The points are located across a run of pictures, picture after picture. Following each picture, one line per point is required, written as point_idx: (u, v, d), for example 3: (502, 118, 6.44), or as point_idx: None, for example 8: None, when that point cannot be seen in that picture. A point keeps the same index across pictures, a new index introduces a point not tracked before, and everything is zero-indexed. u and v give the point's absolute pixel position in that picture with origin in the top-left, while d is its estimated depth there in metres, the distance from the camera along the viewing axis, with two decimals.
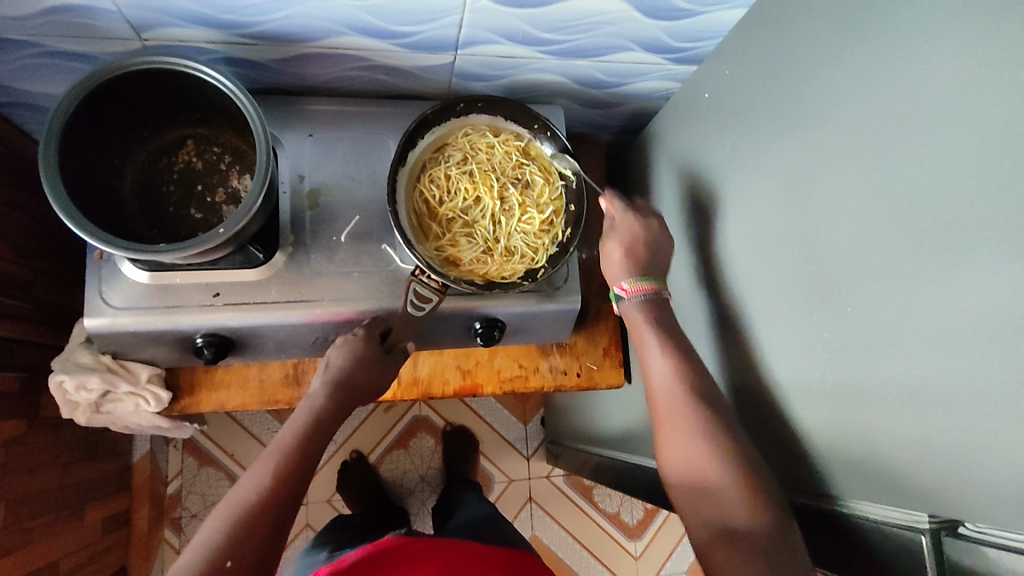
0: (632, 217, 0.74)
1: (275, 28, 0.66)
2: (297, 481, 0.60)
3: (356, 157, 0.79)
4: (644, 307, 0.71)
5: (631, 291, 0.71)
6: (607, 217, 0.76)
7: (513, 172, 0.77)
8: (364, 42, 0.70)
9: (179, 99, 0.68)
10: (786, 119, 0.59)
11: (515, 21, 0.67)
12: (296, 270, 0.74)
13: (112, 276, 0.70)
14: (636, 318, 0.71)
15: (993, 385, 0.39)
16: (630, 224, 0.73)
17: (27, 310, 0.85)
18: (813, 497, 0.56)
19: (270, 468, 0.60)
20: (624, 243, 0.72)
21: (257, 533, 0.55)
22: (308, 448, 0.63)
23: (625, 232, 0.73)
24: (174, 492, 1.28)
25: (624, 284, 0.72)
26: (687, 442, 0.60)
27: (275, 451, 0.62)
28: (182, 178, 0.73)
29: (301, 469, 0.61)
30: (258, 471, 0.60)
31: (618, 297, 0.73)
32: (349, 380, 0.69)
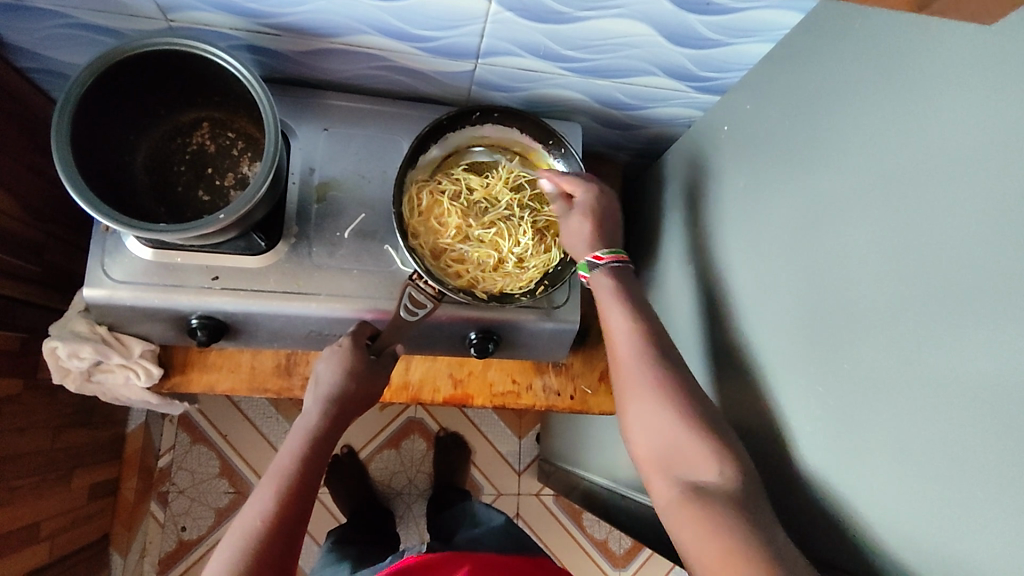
0: (593, 188, 0.72)
1: (299, 21, 0.67)
2: (300, 505, 0.60)
3: (369, 156, 0.79)
4: (612, 274, 0.68)
5: (607, 260, 0.69)
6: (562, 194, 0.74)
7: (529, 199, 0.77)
8: (385, 42, 0.70)
9: (199, 81, 0.69)
10: (803, 163, 0.58)
11: (538, 36, 0.67)
12: (297, 262, 0.74)
13: (115, 248, 0.71)
14: (601, 285, 0.68)
15: (1004, 464, 0.37)
16: (592, 195, 0.72)
17: (35, 272, 0.87)
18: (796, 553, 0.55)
19: (274, 494, 0.60)
20: (592, 216, 0.70)
21: (265, 563, 0.55)
22: (308, 471, 0.63)
23: (590, 205, 0.71)
24: (164, 466, 1.29)
25: (598, 253, 0.69)
26: (652, 413, 0.58)
27: (273, 476, 0.61)
28: (193, 160, 0.73)
29: (302, 492, 0.61)
30: (262, 499, 0.59)
31: (586, 266, 0.69)
32: (344, 393, 0.68)
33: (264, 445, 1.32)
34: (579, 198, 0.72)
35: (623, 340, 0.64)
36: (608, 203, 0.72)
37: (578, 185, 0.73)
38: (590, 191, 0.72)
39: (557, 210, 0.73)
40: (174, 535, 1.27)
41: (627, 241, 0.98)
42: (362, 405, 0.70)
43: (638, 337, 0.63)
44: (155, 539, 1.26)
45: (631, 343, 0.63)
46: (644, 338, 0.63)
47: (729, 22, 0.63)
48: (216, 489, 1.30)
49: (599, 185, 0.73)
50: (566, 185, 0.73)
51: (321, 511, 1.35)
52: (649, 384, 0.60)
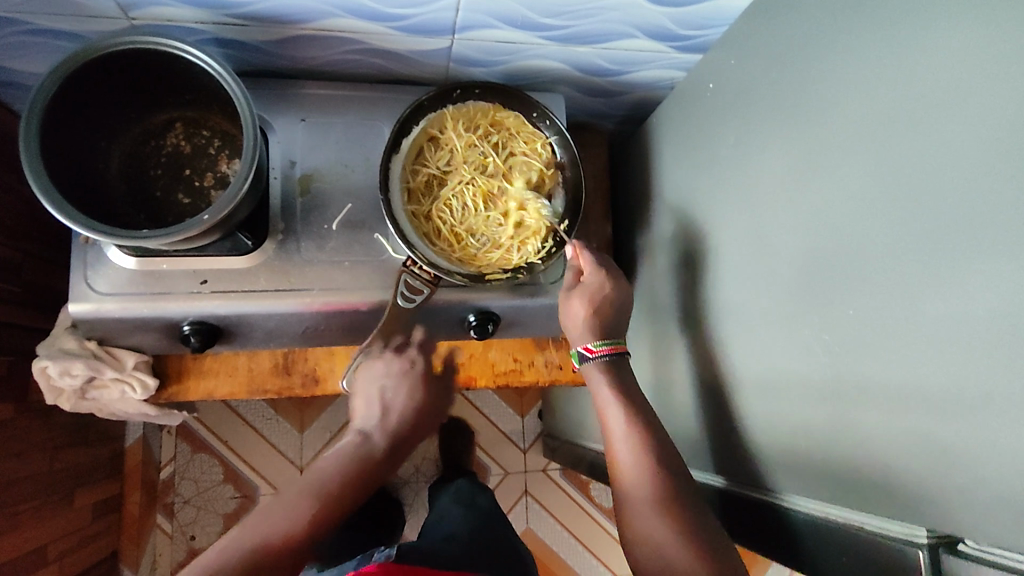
0: (602, 275, 0.73)
1: (266, 9, 0.64)
2: (329, 511, 0.59)
3: (350, 144, 0.77)
4: (603, 366, 0.70)
5: (598, 352, 0.70)
6: (574, 269, 0.75)
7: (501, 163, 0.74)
8: (358, 24, 0.68)
9: (168, 80, 0.66)
10: (791, 114, 0.57)
11: (514, 5, 0.65)
12: (286, 258, 0.72)
13: (96, 258, 0.69)
14: (595, 379, 0.70)
15: (1009, 398, 0.36)
16: (599, 282, 0.73)
17: (15, 293, 0.84)
18: (796, 501, 0.56)
19: (302, 500, 0.58)
20: (593, 304, 0.72)
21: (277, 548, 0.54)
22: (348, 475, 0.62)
23: (593, 291, 0.72)
24: (167, 478, 1.28)
25: (590, 344, 0.71)
26: (647, 519, 0.58)
27: (307, 486, 0.60)
28: (169, 162, 0.71)
29: (332, 502, 0.60)
30: (291, 502, 0.58)
31: (579, 355, 0.72)
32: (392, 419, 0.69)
33: (266, 447, 1.32)
34: (587, 281, 0.73)
35: (623, 451, 0.64)
36: (614, 294, 0.73)
37: (590, 267, 0.74)
38: (598, 276, 0.73)
39: (565, 284, 0.75)
40: (185, 545, 1.26)
41: (616, 210, 0.97)
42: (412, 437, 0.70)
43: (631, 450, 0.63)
44: (165, 551, 1.25)
45: (627, 450, 0.63)
46: (644, 448, 0.63)
47: None
48: (222, 496, 1.29)
49: (610, 273, 0.74)
50: (581, 263, 0.75)
51: None
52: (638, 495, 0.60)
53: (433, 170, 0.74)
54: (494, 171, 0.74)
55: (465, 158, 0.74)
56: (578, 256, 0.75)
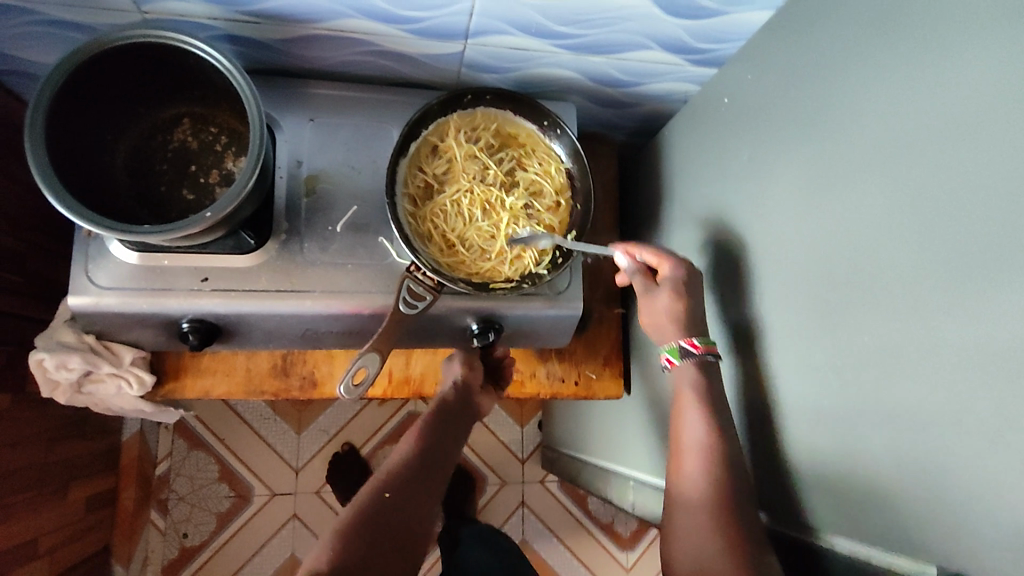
0: (682, 265, 0.69)
1: (279, 8, 0.64)
2: (406, 488, 0.63)
3: (358, 146, 0.76)
4: (700, 366, 0.64)
5: (702, 349, 0.65)
6: (645, 267, 0.71)
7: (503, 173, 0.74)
8: (370, 26, 0.67)
9: (177, 75, 0.65)
10: (807, 132, 0.56)
11: (528, 12, 0.64)
12: (288, 259, 0.72)
13: (99, 253, 0.68)
14: (686, 378, 0.64)
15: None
16: (682, 273, 0.69)
17: (17, 283, 0.84)
18: (818, 534, 0.52)
19: (379, 478, 0.63)
20: (682, 295, 0.67)
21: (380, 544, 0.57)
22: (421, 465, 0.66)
23: (678, 283, 0.68)
24: (162, 473, 1.28)
25: (694, 340, 0.65)
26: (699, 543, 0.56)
27: (382, 468, 0.65)
28: (175, 158, 0.70)
29: (407, 480, 0.63)
30: (369, 483, 0.63)
31: (675, 352, 0.66)
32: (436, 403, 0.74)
33: (263, 446, 1.32)
34: (666, 274, 0.69)
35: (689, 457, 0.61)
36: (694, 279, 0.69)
37: (666, 260, 0.70)
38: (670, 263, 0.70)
39: (639, 284, 0.70)
40: (177, 542, 1.27)
41: (625, 222, 0.96)
42: (461, 416, 0.74)
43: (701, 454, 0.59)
44: (157, 547, 1.26)
45: (695, 456, 0.60)
46: (710, 453, 0.59)
47: None
48: (216, 495, 1.29)
49: (686, 262, 0.70)
50: (650, 259, 0.71)
51: (323, 509, 1.32)
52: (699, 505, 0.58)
53: (433, 175, 0.73)
54: (495, 179, 0.74)
55: (466, 164, 0.73)
56: (636, 254, 0.72)
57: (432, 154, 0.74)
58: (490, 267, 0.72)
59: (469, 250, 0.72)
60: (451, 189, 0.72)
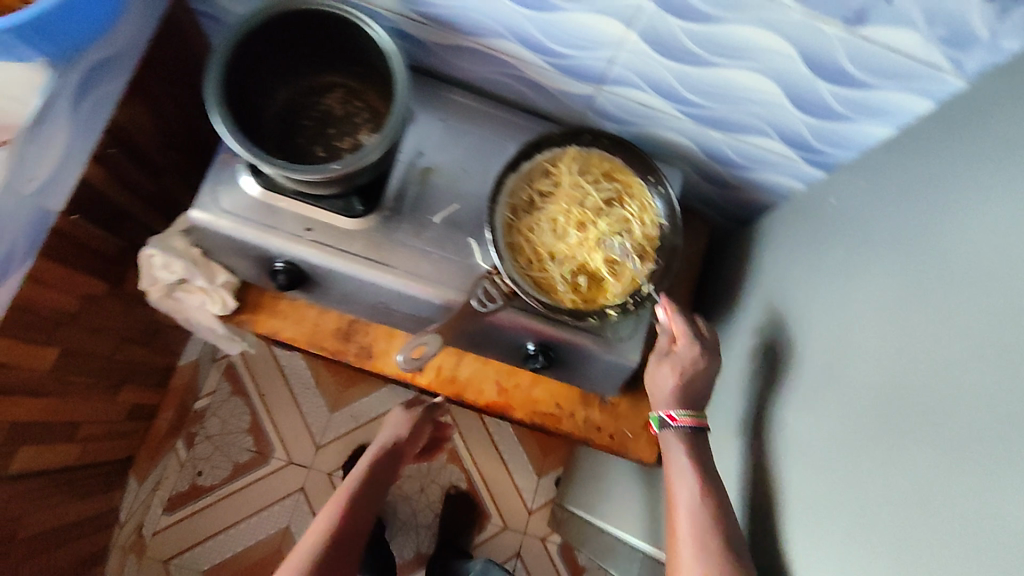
0: (695, 347, 0.73)
1: (449, 16, 0.72)
2: (345, 539, 0.74)
3: (475, 153, 0.82)
4: (682, 437, 0.71)
5: (681, 423, 0.72)
6: (667, 333, 0.75)
7: (602, 210, 0.78)
8: (521, 52, 0.75)
9: (346, 49, 0.74)
10: (902, 244, 0.57)
11: (666, 73, 0.70)
12: (385, 233, 0.77)
13: (226, 180, 0.76)
14: (671, 448, 0.71)
15: None
16: (692, 356, 0.73)
17: (149, 192, 0.94)
18: None
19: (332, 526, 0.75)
20: (683, 374, 0.73)
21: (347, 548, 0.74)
22: (360, 503, 0.79)
23: (684, 363, 0.73)
24: (200, 408, 1.34)
25: (674, 414, 0.72)
26: None
27: (316, 536, 0.73)
28: (320, 118, 0.78)
29: (348, 537, 0.75)
30: (311, 548, 0.72)
31: (659, 420, 0.73)
32: (375, 454, 0.88)
33: (296, 415, 1.37)
34: (677, 351, 0.74)
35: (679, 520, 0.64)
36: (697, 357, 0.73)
37: (684, 337, 0.74)
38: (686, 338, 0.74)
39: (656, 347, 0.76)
40: (190, 478, 1.31)
41: (699, 299, 0.97)
42: (393, 462, 0.89)
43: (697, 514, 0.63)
44: (172, 476, 1.31)
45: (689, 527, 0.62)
46: None
47: (857, 97, 0.64)
48: (239, 445, 1.34)
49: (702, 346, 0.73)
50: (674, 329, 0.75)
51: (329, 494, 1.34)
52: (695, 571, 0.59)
53: (538, 195, 0.78)
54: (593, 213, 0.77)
55: (571, 194, 0.78)
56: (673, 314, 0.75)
57: (543, 178, 0.79)
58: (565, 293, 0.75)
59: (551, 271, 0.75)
60: (550, 212, 0.77)
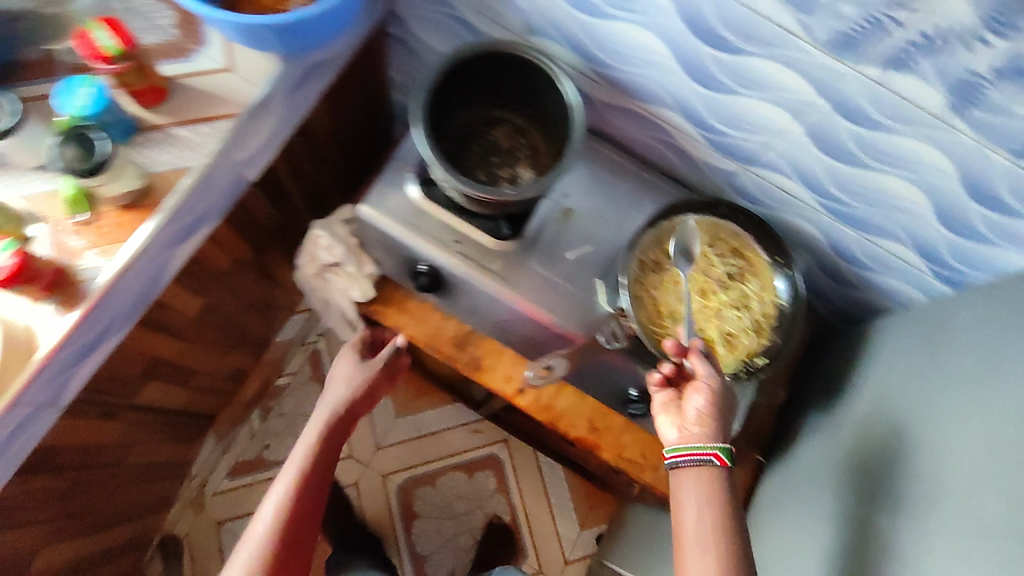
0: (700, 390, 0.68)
1: (625, 79, 0.80)
2: (307, 487, 0.76)
3: (615, 205, 0.87)
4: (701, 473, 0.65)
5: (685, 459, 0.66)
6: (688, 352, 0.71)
7: (724, 282, 0.81)
8: (681, 123, 0.81)
9: (528, 91, 0.81)
10: (1007, 369, 0.58)
11: (818, 167, 0.75)
12: (522, 258, 0.84)
13: (395, 185, 0.85)
14: (685, 476, 0.66)
15: None
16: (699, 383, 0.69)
17: (309, 181, 1.04)
18: None
19: (276, 524, 0.73)
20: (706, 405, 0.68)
21: (302, 490, 0.76)
22: (326, 442, 0.80)
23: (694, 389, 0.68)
24: (280, 385, 1.42)
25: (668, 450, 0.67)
26: None
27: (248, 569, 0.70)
28: (486, 147, 0.87)
29: (295, 542, 0.74)
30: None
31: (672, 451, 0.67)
32: (328, 421, 0.81)
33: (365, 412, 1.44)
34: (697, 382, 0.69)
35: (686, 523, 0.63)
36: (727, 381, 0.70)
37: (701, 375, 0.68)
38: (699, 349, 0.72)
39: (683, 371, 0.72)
40: (257, 449, 1.39)
41: (795, 387, 0.99)
42: (346, 428, 0.84)
43: (713, 525, 0.62)
44: (242, 444, 1.38)
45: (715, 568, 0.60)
46: None
47: (1007, 225, 0.67)
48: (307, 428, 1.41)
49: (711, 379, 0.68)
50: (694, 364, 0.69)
51: (381, 495, 1.42)
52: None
53: (667, 255, 0.81)
54: (715, 283, 0.81)
55: (697, 261, 0.82)
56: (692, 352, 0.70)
57: (673, 240, 0.82)
58: None
59: (670, 329, 0.78)
60: (677, 274, 0.81)
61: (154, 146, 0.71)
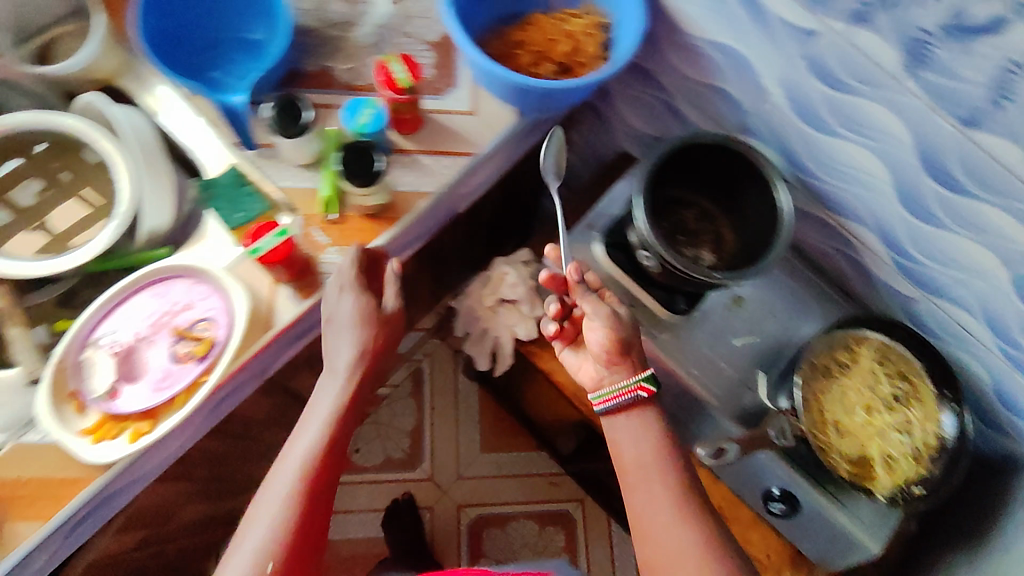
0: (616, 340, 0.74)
1: (826, 190, 0.85)
2: (331, 443, 0.66)
3: (786, 302, 0.91)
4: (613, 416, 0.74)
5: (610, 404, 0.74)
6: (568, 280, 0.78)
7: (890, 404, 0.83)
8: (872, 241, 0.85)
9: (733, 184, 0.86)
10: None
11: (1012, 314, 0.75)
12: (690, 333, 0.88)
13: (584, 241, 0.91)
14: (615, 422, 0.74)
15: None
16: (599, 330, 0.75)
17: (483, 216, 1.12)
18: None
19: (304, 475, 0.63)
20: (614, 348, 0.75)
21: (329, 449, 0.66)
22: (354, 395, 0.70)
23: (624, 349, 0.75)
24: (381, 394, 1.48)
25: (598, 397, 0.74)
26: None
27: (277, 523, 0.60)
28: (675, 224, 0.90)
29: (320, 502, 0.64)
30: (265, 549, 0.59)
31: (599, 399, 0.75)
32: (357, 370, 0.70)
33: (453, 439, 1.48)
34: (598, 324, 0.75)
35: (626, 449, 0.72)
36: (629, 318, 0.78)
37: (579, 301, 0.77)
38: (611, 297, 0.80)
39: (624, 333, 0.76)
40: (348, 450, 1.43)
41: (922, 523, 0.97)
42: (370, 381, 0.73)
43: (652, 452, 0.71)
44: None
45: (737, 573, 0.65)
46: None
47: None
48: (396, 441, 1.47)
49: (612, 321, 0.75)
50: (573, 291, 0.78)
51: (453, 523, 1.43)
52: (665, 508, 0.67)
53: (838, 363, 0.84)
54: (882, 404, 0.83)
55: (867, 377, 0.84)
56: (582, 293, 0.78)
57: (847, 350, 0.84)
58: (839, 460, 0.80)
59: (833, 435, 0.81)
60: (846, 384, 0.83)
61: (401, 167, 0.79)
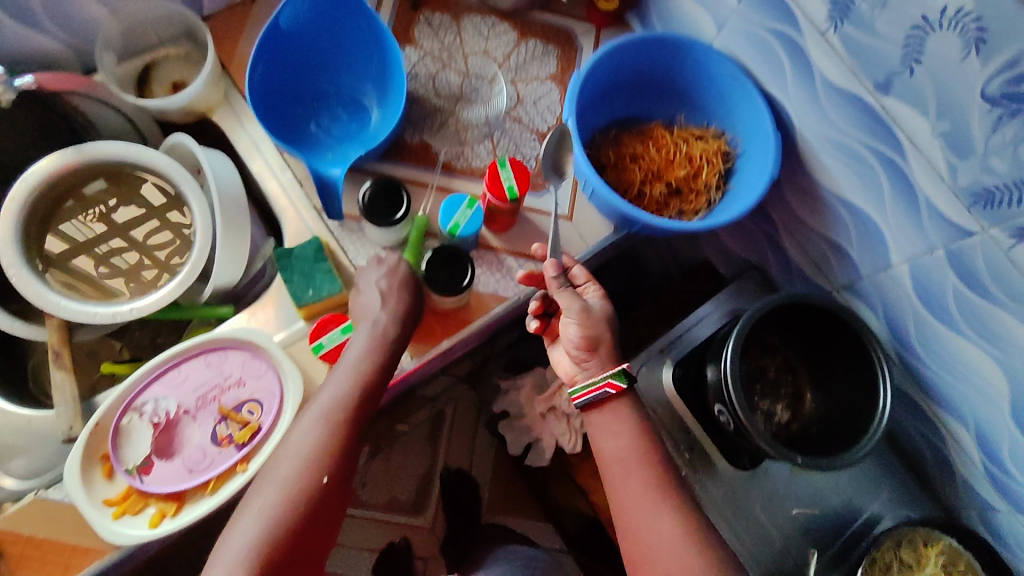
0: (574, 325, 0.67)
1: (929, 378, 0.77)
2: (360, 404, 0.60)
3: (853, 478, 0.84)
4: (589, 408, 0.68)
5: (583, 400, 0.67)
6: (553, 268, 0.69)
7: None
8: (967, 442, 0.77)
9: (823, 348, 0.81)
10: None
11: None
12: (746, 492, 0.82)
13: (654, 364, 0.87)
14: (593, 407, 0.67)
15: None
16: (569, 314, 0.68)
17: None
18: None
19: (316, 454, 0.57)
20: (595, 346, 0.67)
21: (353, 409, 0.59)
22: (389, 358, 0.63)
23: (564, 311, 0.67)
24: None
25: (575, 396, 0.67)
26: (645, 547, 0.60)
27: (293, 480, 0.55)
28: (752, 371, 0.84)
29: (345, 464, 0.58)
30: (257, 543, 0.53)
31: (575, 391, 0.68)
32: (390, 329, 0.63)
33: None
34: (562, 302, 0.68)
35: (603, 444, 0.66)
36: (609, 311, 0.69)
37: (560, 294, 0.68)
38: (592, 291, 0.69)
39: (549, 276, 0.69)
40: None
41: None
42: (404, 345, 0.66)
43: (630, 446, 0.64)
44: None
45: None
46: None
47: None
48: None
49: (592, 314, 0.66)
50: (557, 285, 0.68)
51: None
52: (640, 490, 0.62)
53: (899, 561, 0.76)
54: None
55: None
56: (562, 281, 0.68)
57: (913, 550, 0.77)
58: None
59: None
60: None
61: (484, 266, 0.74)
